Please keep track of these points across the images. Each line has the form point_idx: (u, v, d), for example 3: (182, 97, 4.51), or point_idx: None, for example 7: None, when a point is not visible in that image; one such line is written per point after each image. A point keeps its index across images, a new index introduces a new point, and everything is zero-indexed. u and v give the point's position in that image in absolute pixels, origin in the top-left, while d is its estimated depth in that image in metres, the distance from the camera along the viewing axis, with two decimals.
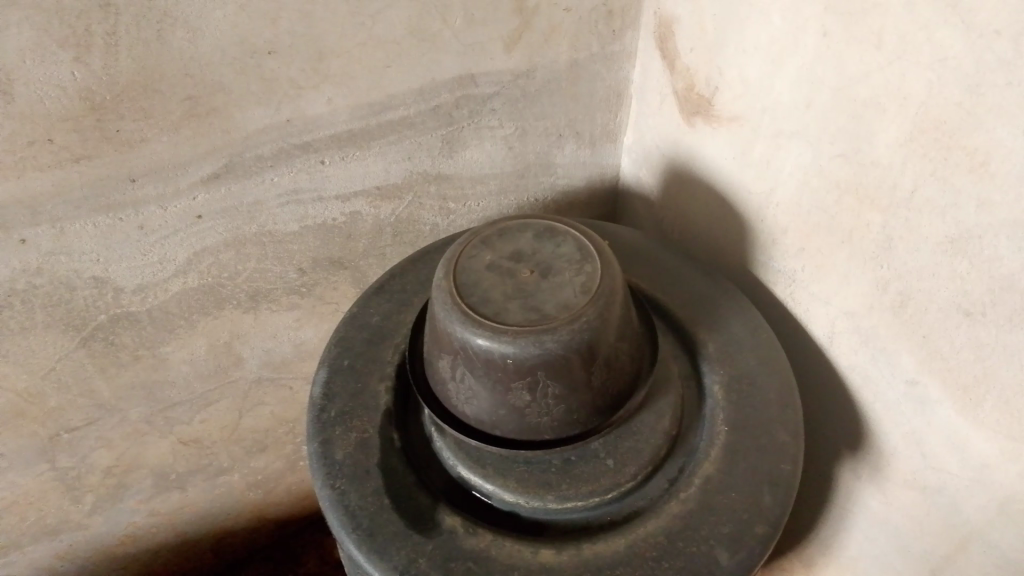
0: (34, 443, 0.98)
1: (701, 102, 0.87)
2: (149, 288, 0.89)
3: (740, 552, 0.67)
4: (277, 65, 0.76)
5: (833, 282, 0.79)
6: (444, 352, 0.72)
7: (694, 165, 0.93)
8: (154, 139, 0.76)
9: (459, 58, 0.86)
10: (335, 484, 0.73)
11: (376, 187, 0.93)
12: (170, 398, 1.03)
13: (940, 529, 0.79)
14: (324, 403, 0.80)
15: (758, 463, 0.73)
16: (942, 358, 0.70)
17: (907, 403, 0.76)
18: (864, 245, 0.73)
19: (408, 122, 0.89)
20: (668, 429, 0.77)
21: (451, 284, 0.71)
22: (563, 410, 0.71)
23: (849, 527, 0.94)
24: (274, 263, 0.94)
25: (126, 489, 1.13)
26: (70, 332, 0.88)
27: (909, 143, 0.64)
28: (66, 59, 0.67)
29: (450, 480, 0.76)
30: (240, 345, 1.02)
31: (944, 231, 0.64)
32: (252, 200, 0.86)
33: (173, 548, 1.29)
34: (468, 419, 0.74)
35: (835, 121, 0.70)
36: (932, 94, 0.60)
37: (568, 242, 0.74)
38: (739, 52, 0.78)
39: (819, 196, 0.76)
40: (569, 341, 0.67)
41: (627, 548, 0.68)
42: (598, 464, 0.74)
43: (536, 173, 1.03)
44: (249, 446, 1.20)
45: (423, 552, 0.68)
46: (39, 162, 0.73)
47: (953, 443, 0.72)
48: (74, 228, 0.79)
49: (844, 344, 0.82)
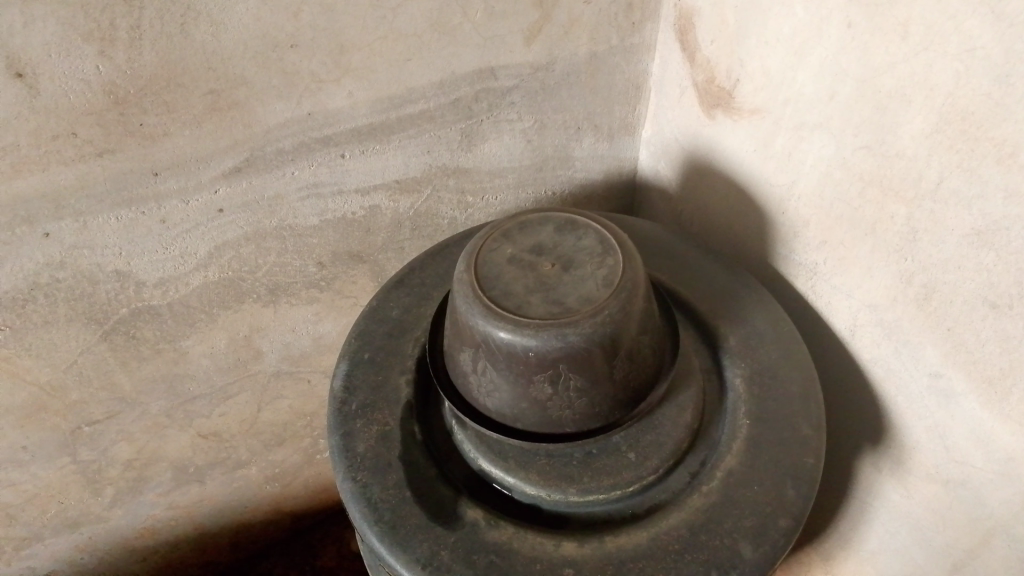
0: (56, 436, 0.99)
1: (721, 94, 0.87)
2: (170, 282, 0.89)
3: (764, 545, 0.67)
4: (299, 58, 0.76)
5: (856, 275, 0.79)
6: (466, 345, 0.72)
7: (713, 157, 0.93)
8: (176, 133, 0.76)
9: (479, 51, 0.86)
10: (357, 476, 0.73)
11: (395, 180, 0.93)
12: (190, 392, 1.04)
13: (963, 524, 0.78)
14: (345, 395, 0.80)
15: (780, 456, 0.73)
16: (966, 351, 0.69)
17: (931, 396, 0.76)
18: (887, 237, 0.73)
19: (428, 115, 0.89)
20: (690, 422, 0.77)
21: (473, 277, 0.72)
22: (585, 403, 0.70)
23: (870, 520, 0.94)
24: (294, 257, 0.95)
25: (146, 482, 1.13)
26: (92, 326, 0.89)
27: (936, 134, 0.63)
28: (90, 53, 0.67)
29: (471, 473, 0.76)
30: (260, 338, 1.03)
31: (970, 223, 0.64)
32: (273, 194, 0.87)
33: (192, 541, 1.30)
34: (489, 412, 0.74)
35: (859, 112, 0.69)
36: (959, 84, 0.59)
37: (590, 236, 0.74)
38: (760, 44, 0.78)
39: (842, 188, 0.75)
40: (591, 334, 0.66)
41: (650, 542, 0.68)
42: (620, 457, 0.74)
43: (554, 166, 1.03)
44: (268, 440, 1.21)
45: (445, 544, 0.68)
46: (63, 156, 0.73)
47: (977, 436, 0.72)
48: (96, 222, 0.80)
49: (867, 337, 0.81)
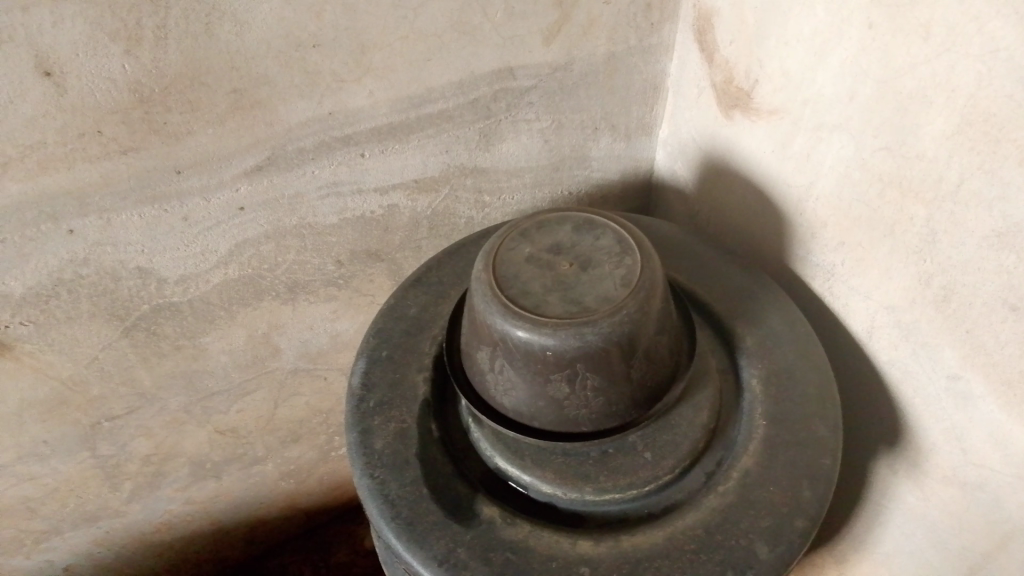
0: (77, 431, 1.00)
1: (739, 94, 0.87)
2: (190, 279, 0.90)
3: (780, 546, 0.67)
4: (321, 58, 0.77)
5: (873, 277, 0.79)
6: (484, 343, 0.73)
7: (731, 158, 0.93)
8: (199, 131, 0.77)
9: (499, 51, 0.86)
10: (375, 473, 0.74)
11: (413, 179, 0.93)
12: (209, 388, 1.05)
13: (981, 526, 0.78)
14: (363, 393, 0.80)
15: (797, 457, 0.73)
16: (985, 353, 0.69)
17: (948, 398, 0.76)
18: (906, 238, 0.73)
19: (447, 115, 0.89)
20: (707, 422, 0.77)
21: (491, 276, 0.72)
22: (602, 403, 0.71)
23: (886, 522, 0.94)
24: (313, 255, 0.95)
25: (164, 477, 1.14)
26: (114, 322, 0.90)
27: (957, 136, 0.63)
28: (116, 52, 0.68)
29: (488, 471, 0.77)
30: (278, 335, 1.03)
31: (990, 224, 0.64)
32: (293, 193, 0.87)
33: (208, 537, 1.31)
34: (506, 410, 0.74)
35: (879, 114, 0.69)
36: (981, 85, 0.59)
37: (608, 235, 0.74)
38: (780, 45, 0.78)
39: (860, 189, 0.75)
40: (610, 333, 0.66)
41: (666, 541, 0.68)
42: (636, 457, 0.74)
43: (571, 166, 1.04)
44: (284, 436, 1.22)
45: (463, 542, 0.68)
46: (88, 153, 0.74)
47: (995, 438, 0.72)
48: (119, 218, 0.80)
49: (884, 339, 0.81)
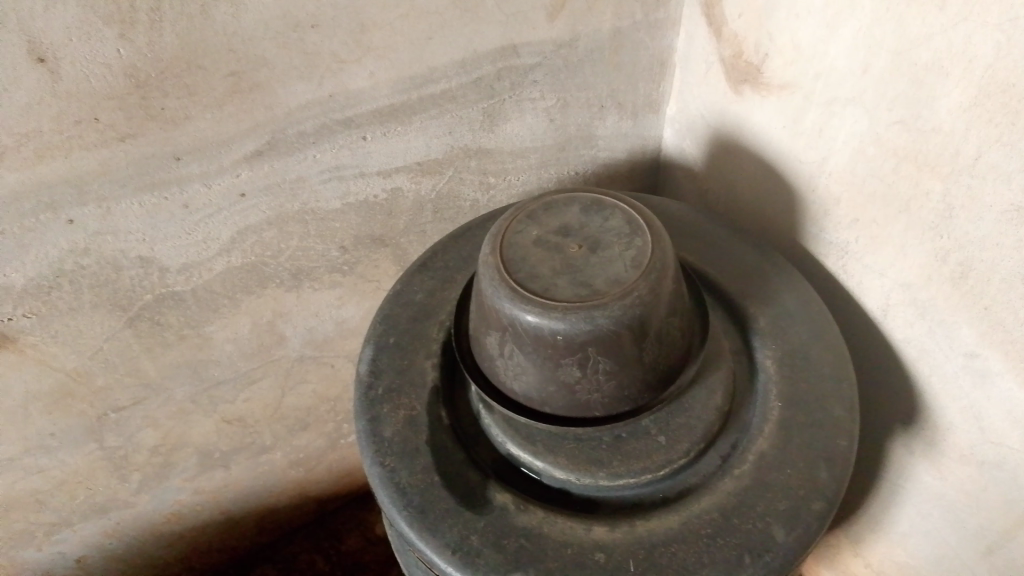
0: (83, 422, 0.99)
1: (749, 69, 0.85)
2: (193, 267, 0.89)
3: (796, 529, 0.66)
4: (320, 38, 0.75)
5: (888, 254, 0.77)
6: (492, 328, 0.71)
7: (741, 135, 0.91)
8: (198, 116, 0.76)
9: (501, 28, 0.84)
10: (384, 462, 0.73)
11: (417, 162, 0.92)
12: (215, 377, 1.04)
13: (1000, 505, 0.77)
14: (371, 380, 0.79)
15: (813, 439, 0.72)
16: (1004, 330, 0.68)
17: (966, 376, 0.74)
18: (922, 213, 0.71)
19: (450, 95, 0.87)
20: (721, 405, 0.75)
21: (498, 259, 0.70)
22: (613, 387, 0.69)
23: (901, 501, 0.93)
24: (317, 241, 0.94)
25: (172, 467, 1.14)
26: (117, 312, 0.89)
27: (975, 108, 0.61)
28: (111, 37, 0.67)
29: (499, 457, 0.76)
30: (282, 323, 1.02)
31: (1009, 198, 0.62)
32: (295, 178, 0.86)
33: (218, 526, 1.31)
34: (516, 396, 0.73)
35: (893, 86, 0.67)
36: (999, 55, 0.57)
37: (617, 216, 0.73)
38: (791, 17, 0.76)
39: (875, 164, 0.73)
40: (620, 316, 0.65)
41: (681, 526, 0.67)
42: (649, 441, 0.73)
43: (577, 146, 1.02)
44: (291, 424, 1.21)
45: (475, 529, 0.67)
46: (85, 141, 0.72)
47: (1014, 417, 0.70)
48: (119, 207, 0.79)
49: (900, 317, 0.80)
